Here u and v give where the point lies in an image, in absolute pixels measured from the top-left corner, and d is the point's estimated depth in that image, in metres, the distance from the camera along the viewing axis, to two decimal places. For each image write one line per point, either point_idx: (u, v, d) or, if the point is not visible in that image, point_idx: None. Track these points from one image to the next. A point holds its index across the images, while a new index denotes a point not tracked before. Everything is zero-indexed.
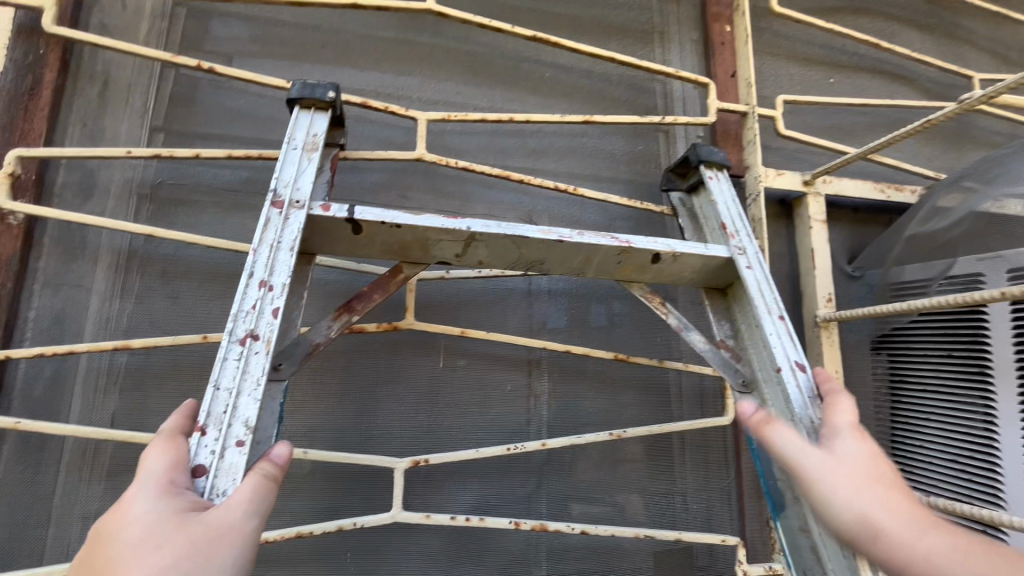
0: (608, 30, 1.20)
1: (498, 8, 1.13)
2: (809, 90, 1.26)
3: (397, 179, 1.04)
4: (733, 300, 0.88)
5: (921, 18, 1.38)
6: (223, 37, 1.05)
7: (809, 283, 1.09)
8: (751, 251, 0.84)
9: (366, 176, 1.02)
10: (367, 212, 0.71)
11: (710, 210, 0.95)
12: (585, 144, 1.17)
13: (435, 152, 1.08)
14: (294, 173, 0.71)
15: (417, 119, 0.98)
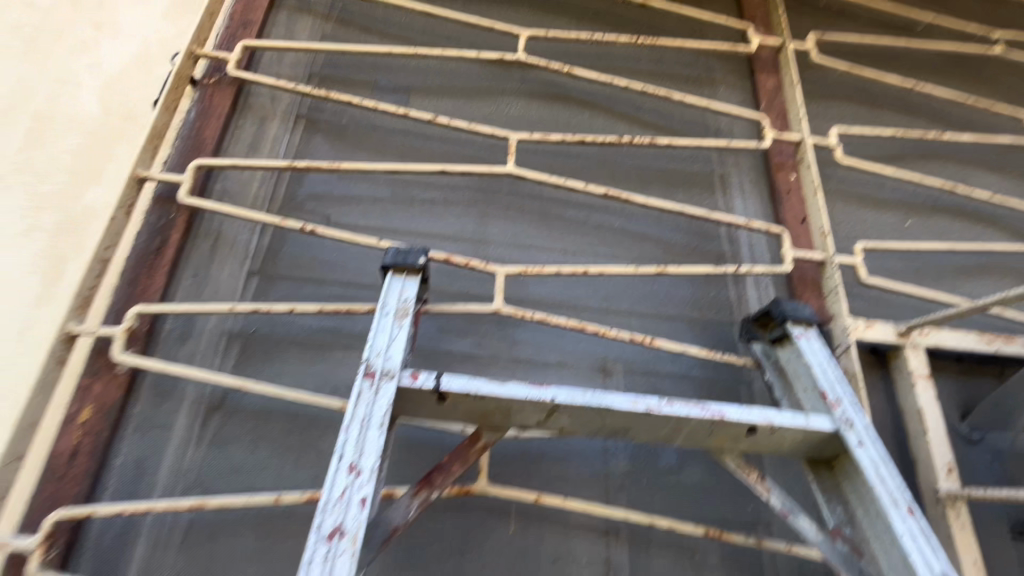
0: (674, 181, 1.26)
1: (570, 166, 1.21)
2: (886, 234, 1.23)
3: (471, 326, 1.06)
4: (843, 478, 0.78)
5: (993, 160, 1.37)
6: (323, 196, 1.16)
7: (921, 447, 0.97)
8: (861, 425, 0.76)
9: (442, 324, 1.05)
10: (454, 382, 0.71)
11: (801, 369, 0.90)
12: (657, 289, 1.16)
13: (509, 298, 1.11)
14: (386, 341, 0.73)
15: (495, 273, 1.01)
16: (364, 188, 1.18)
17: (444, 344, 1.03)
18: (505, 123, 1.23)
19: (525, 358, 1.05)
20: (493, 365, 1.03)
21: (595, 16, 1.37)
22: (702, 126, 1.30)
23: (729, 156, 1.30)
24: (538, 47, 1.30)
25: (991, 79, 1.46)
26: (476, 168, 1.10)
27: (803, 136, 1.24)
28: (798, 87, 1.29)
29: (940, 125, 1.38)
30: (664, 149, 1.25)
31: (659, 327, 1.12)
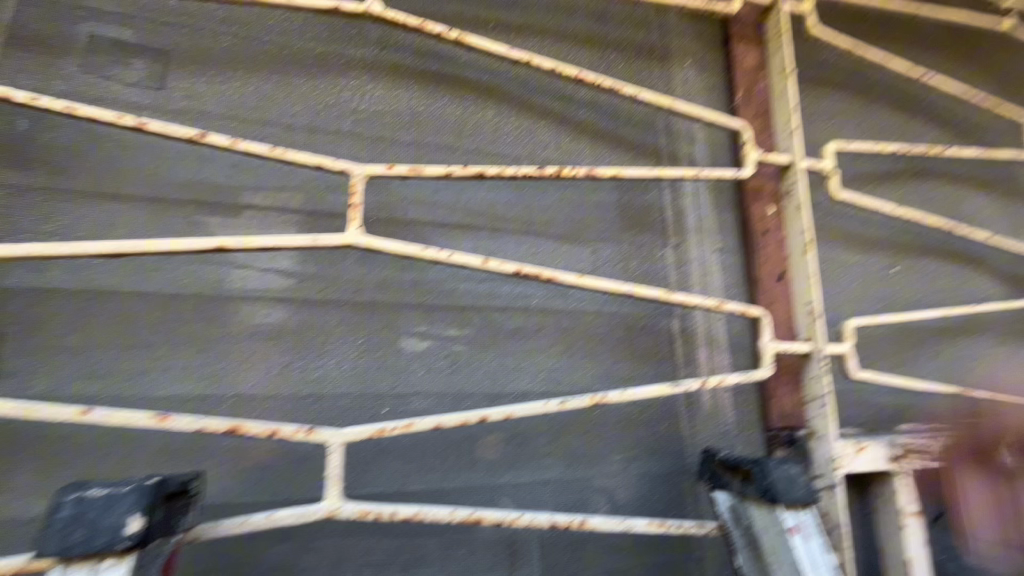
0: (625, 192, 0.94)
1: (483, 147, 0.85)
2: (875, 293, 1.00)
3: (382, 363, 0.76)
4: (758, 533, 0.70)
5: (988, 177, 1.17)
6: (54, 186, 0.70)
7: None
8: (812, 548, 0.66)
9: (343, 361, 0.75)
10: (348, 504, 0.61)
11: (770, 539, 0.68)
12: (603, 347, 0.86)
13: (392, 357, 0.76)
14: (82, 533, 0.42)
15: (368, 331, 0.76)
16: (169, 72, 0.73)
17: (348, 395, 0.74)
18: (382, 38, 0.82)
19: (450, 434, 0.75)
20: (413, 455, 0.73)
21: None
22: (662, 123, 0.96)
23: (703, 129, 0.98)
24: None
25: (991, 59, 1.26)
26: (367, 103, 0.81)
27: (794, 157, 0.94)
28: (786, 65, 0.97)
29: (948, 132, 1.16)
30: (606, 147, 0.91)
31: (634, 373, 0.88)
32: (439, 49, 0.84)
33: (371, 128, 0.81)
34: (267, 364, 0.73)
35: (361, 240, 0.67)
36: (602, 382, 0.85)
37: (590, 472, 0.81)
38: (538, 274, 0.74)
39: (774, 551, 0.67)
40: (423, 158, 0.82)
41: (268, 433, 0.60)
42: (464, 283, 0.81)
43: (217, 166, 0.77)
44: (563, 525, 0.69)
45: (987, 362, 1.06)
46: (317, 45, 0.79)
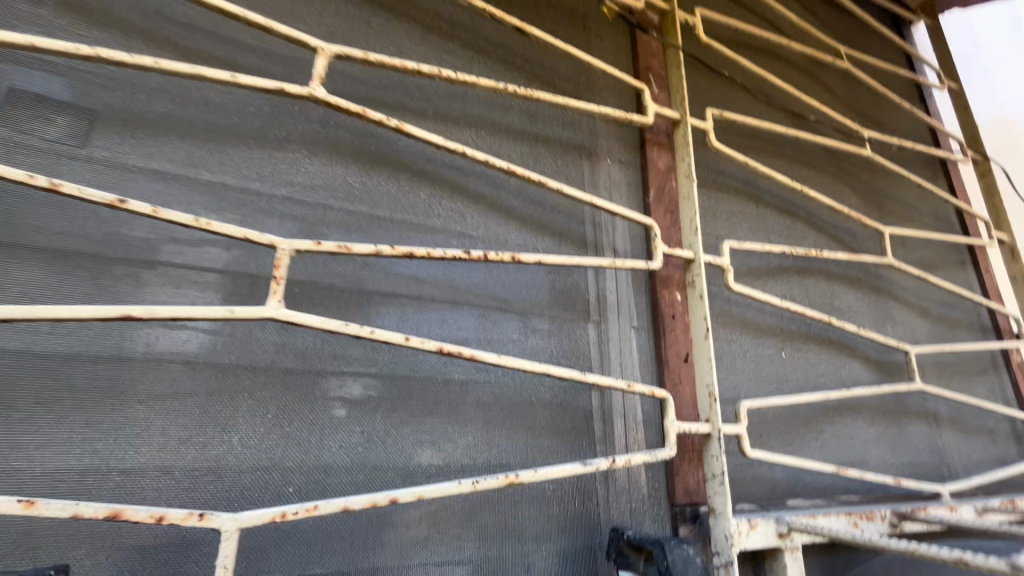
0: (548, 273, 1.00)
1: (415, 225, 0.89)
2: (767, 377, 1.11)
3: (292, 439, 0.73)
4: None
5: (857, 276, 1.37)
6: None
7: None
8: None
9: (250, 437, 0.71)
10: None
11: None
12: (523, 424, 0.89)
13: (307, 434, 0.74)
14: None
15: (283, 404, 0.74)
16: (94, 130, 0.72)
17: (251, 474, 0.70)
18: (324, 117, 0.86)
19: (359, 515, 0.73)
20: (316, 539, 0.70)
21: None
22: (584, 213, 1.05)
23: (622, 221, 1.08)
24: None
25: (856, 178, 1.51)
26: (304, 176, 0.83)
27: (696, 253, 1.05)
28: (691, 172, 1.11)
29: (824, 236, 1.35)
30: (532, 232, 0.99)
31: (551, 450, 0.90)
32: (379, 132, 0.89)
33: (304, 200, 0.83)
34: (163, 441, 0.67)
35: (281, 314, 0.67)
36: (518, 459, 0.87)
37: (501, 553, 0.81)
38: (459, 353, 0.77)
39: None
40: (355, 232, 0.85)
41: (153, 519, 0.55)
42: (385, 356, 0.81)
43: (135, 226, 0.75)
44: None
45: (860, 441, 1.19)
46: (258, 120, 0.82)
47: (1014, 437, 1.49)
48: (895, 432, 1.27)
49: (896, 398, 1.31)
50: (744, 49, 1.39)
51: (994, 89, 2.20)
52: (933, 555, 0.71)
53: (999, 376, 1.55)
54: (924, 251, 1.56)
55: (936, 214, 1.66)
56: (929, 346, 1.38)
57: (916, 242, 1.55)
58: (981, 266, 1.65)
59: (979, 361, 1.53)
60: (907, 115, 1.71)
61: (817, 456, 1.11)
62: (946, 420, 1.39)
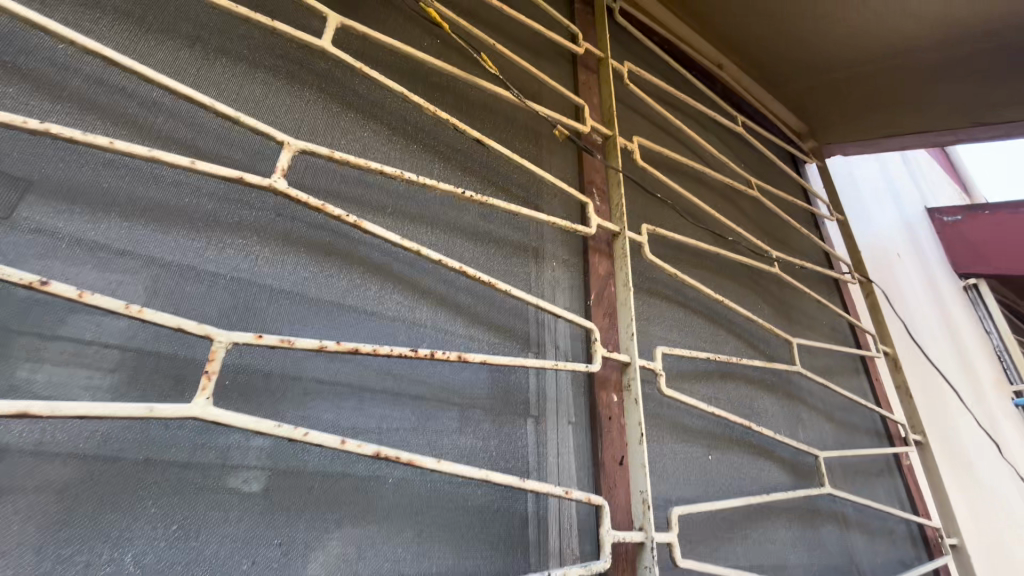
0: (492, 369, 1.01)
1: (362, 317, 0.88)
2: (696, 481, 1.15)
3: (196, 555, 0.65)
4: None
5: (771, 382, 1.49)
6: None
7: None
8: None
9: (145, 555, 0.62)
10: None
11: None
12: (457, 532, 0.84)
13: (215, 549, 0.66)
14: None
15: (192, 511, 0.66)
16: (24, 201, 0.68)
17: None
18: (281, 206, 0.87)
19: None
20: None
21: (476, 107, 1.21)
22: (529, 313, 1.10)
23: (564, 322, 1.13)
24: (388, 104, 1.06)
25: (767, 291, 1.69)
26: (251, 262, 0.82)
27: (631, 357, 1.11)
28: (629, 281, 1.20)
29: (743, 342, 1.48)
30: (478, 328, 1.01)
31: (484, 561, 0.85)
32: (335, 224, 0.91)
33: (248, 286, 0.80)
34: (35, 561, 0.57)
35: (208, 413, 0.62)
36: (449, 572, 0.82)
37: None
38: (397, 457, 0.73)
39: None
40: (298, 322, 0.82)
41: None
42: (315, 457, 0.76)
43: (51, 302, 0.69)
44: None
45: (781, 546, 1.24)
46: (210, 203, 0.81)
47: (911, 540, 1.60)
48: (811, 536, 1.33)
49: (810, 501, 1.39)
50: (674, 174, 1.59)
51: (869, 222, 2.60)
52: None
53: (894, 479, 1.69)
54: (825, 360, 1.74)
55: (834, 326, 1.88)
56: (835, 451, 1.50)
57: (819, 351, 1.73)
58: (872, 375, 1.86)
59: (877, 464, 1.67)
60: (806, 239, 1.99)
61: (743, 564, 1.14)
62: (853, 523, 1.47)
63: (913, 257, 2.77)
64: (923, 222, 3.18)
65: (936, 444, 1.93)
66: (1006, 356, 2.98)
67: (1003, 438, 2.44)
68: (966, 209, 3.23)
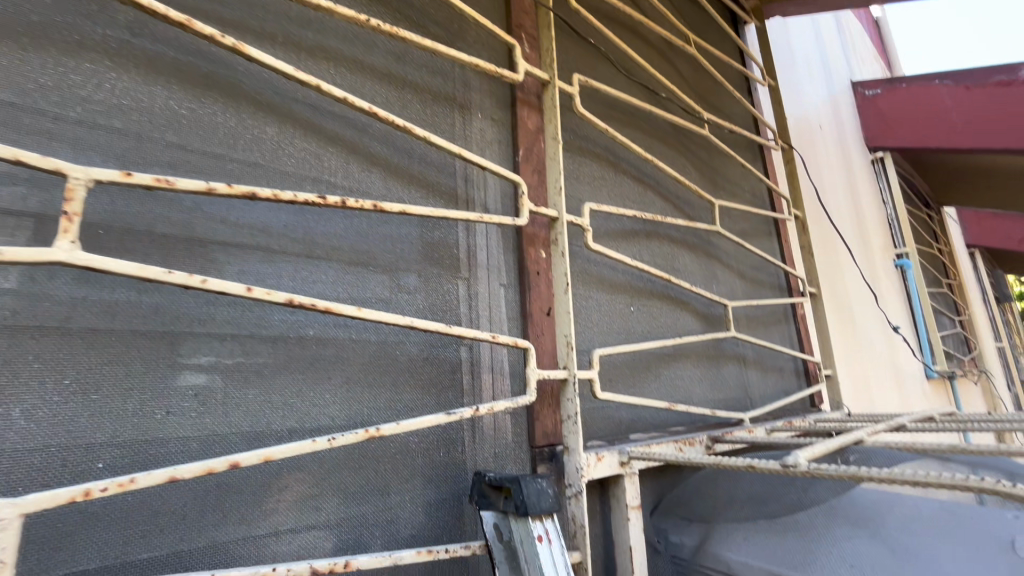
0: (415, 225, 0.97)
1: (260, 165, 0.79)
2: (617, 329, 1.23)
3: (101, 408, 0.62)
4: (518, 547, 0.78)
5: (692, 241, 1.57)
6: None
7: (624, 564, 1.00)
8: (555, 540, 0.77)
9: (38, 409, 0.58)
10: None
11: (526, 558, 0.75)
12: (387, 379, 0.86)
13: (123, 403, 0.63)
14: None
15: (86, 367, 0.62)
16: None
17: (43, 453, 0.58)
18: (135, 24, 0.71)
19: (191, 485, 0.65)
20: (137, 516, 0.61)
21: None
22: (455, 168, 1.03)
23: (491, 178, 1.08)
24: None
25: (696, 154, 1.71)
26: (108, 93, 0.68)
27: (559, 212, 1.10)
28: (558, 134, 1.14)
29: (669, 203, 1.52)
30: (397, 180, 0.94)
31: (417, 403, 0.89)
32: (213, 53, 0.77)
33: (109, 123, 0.68)
34: None
35: (77, 258, 0.55)
36: (383, 414, 0.85)
37: (362, 509, 0.79)
38: (312, 306, 0.71)
39: (526, 561, 0.75)
40: (182, 167, 0.72)
41: None
42: (223, 311, 0.72)
43: None
44: (325, 570, 0.65)
45: (688, 381, 1.40)
46: (34, 14, 0.64)
47: (795, 373, 1.87)
48: (714, 372, 1.51)
49: (716, 344, 1.56)
50: (609, 22, 1.46)
51: (798, 92, 2.62)
52: (736, 464, 0.87)
53: (789, 326, 1.92)
54: (742, 222, 1.84)
55: (754, 191, 1.96)
56: (741, 301, 1.65)
57: (736, 213, 1.82)
58: (782, 237, 2.00)
59: (776, 313, 1.88)
60: (737, 104, 1.98)
61: (655, 395, 1.28)
62: (751, 361, 1.69)
63: (832, 129, 2.87)
64: (846, 95, 3.26)
65: (828, 297, 2.19)
66: (896, 224, 3.31)
67: (881, 292, 2.80)
68: (886, 81, 3.32)
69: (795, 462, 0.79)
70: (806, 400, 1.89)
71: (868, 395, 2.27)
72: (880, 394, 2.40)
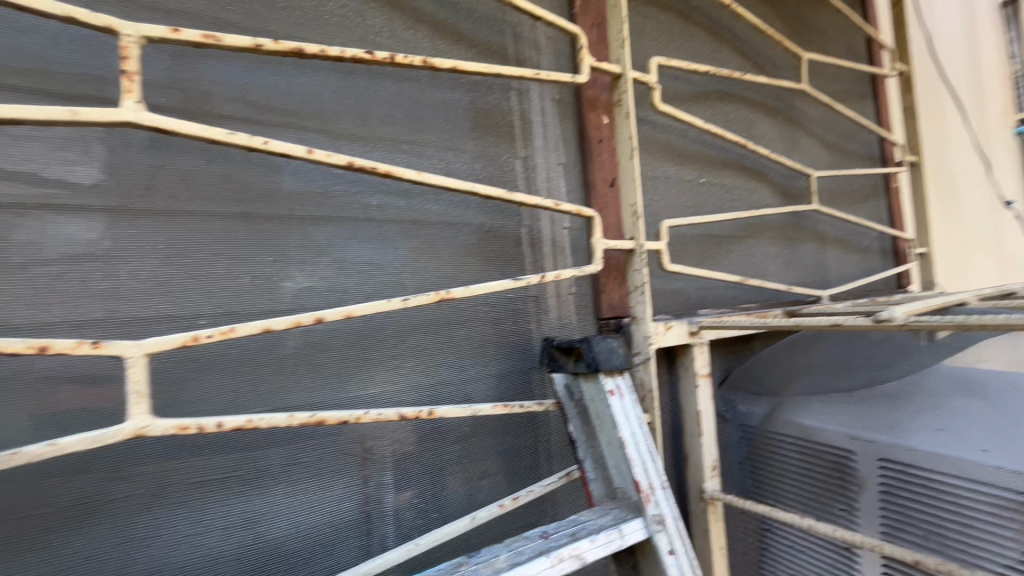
0: (467, 89, 0.91)
1: (302, 25, 0.74)
2: (687, 201, 1.15)
3: (195, 273, 0.67)
4: (589, 403, 0.80)
5: (772, 103, 1.39)
6: None
7: (691, 428, 1.02)
8: (627, 395, 0.78)
9: (141, 272, 0.64)
10: (160, 420, 0.54)
11: (598, 411, 0.78)
12: (452, 251, 0.86)
13: (212, 268, 0.68)
14: None
15: (175, 234, 0.66)
16: None
17: (154, 311, 0.64)
18: None
19: (284, 343, 0.70)
20: (242, 365, 0.67)
21: None
22: (506, 23, 0.94)
23: (545, 34, 0.98)
24: None
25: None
26: None
27: (623, 68, 0.99)
28: None
29: (747, 59, 1.33)
30: (444, 38, 0.86)
31: (483, 275, 0.89)
32: None
33: None
34: (33, 279, 0.59)
35: (144, 119, 0.55)
36: (451, 283, 0.86)
37: (439, 370, 0.83)
38: (373, 169, 0.69)
39: (599, 414, 0.78)
40: (227, 29, 0.69)
41: (35, 349, 0.49)
42: (289, 181, 0.73)
43: None
44: (411, 417, 0.70)
45: (762, 257, 1.32)
46: None
47: (883, 251, 1.72)
48: (791, 249, 1.41)
49: (795, 219, 1.43)
50: None
51: None
52: (819, 323, 0.83)
53: (880, 200, 1.73)
54: (833, 80, 1.60)
55: (850, 43, 1.68)
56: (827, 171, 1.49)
57: (826, 70, 1.58)
58: (881, 97, 1.73)
59: (866, 187, 1.69)
60: None
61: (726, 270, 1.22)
62: (833, 238, 1.55)
63: None
64: None
65: (928, 167, 1.93)
66: None
67: (994, 162, 2.44)
68: None
69: (891, 315, 0.74)
70: (892, 280, 1.74)
71: (964, 276, 2.07)
72: (980, 275, 2.18)
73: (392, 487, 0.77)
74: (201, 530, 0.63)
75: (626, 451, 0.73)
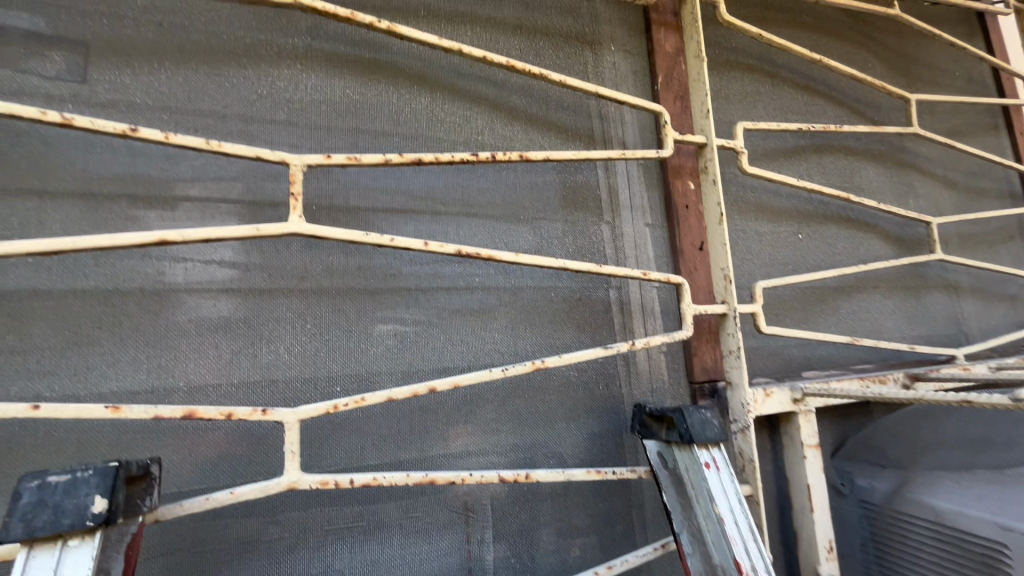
0: (557, 170, 1.00)
1: (419, 133, 0.88)
2: (783, 259, 1.12)
3: (332, 346, 0.80)
4: (683, 472, 0.80)
5: (878, 150, 1.32)
6: None
7: (801, 502, 0.96)
8: (724, 468, 0.77)
9: (294, 346, 0.78)
10: (308, 475, 0.65)
11: (694, 483, 0.77)
12: (546, 319, 0.93)
13: (346, 341, 0.80)
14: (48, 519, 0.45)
15: (319, 314, 0.80)
16: (94, 65, 0.72)
17: (302, 377, 0.78)
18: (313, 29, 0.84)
19: (401, 406, 0.80)
20: (366, 426, 0.78)
21: None
22: (592, 108, 1.02)
23: (629, 113, 1.05)
24: None
25: (881, 43, 1.40)
26: (303, 92, 0.82)
27: (708, 138, 1.02)
28: (701, 51, 1.04)
29: (845, 109, 1.29)
30: (537, 128, 0.97)
31: (575, 341, 0.94)
32: (372, 40, 0.87)
33: (308, 117, 0.82)
34: (218, 352, 0.75)
35: (304, 228, 0.69)
36: (545, 350, 0.92)
37: (534, 433, 0.88)
38: (478, 254, 0.79)
39: (694, 485, 0.77)
40: (361, 144, 0.84)
41: (224, 415, 0.62)
42: (407, 265, 0.85)
43: (151, 157, 0.76)
44: (510, 480, 0.76)
45: (877, 313, 1.22)
46: (248, 38, 0.80)
47: None
48: (913, 303, 1.29)
49: (915, 270, 1.31)
50: None
51: None
52: (943, 397, 0.76)
53: None
54: (953, 117, 1.48)
55: (970, 75, 1.55)
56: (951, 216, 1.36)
57: (942, 108, 1.47)
58: (1016, 129, 1.56)
59: (1006, 228, 1.50)
60: None
61: (834, 329, 1.15)
62: (966, 288, 1.39)
63: None
64: None
65: None
66: None
67: None
68: None
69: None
70: None
71: None
72: None
73: (492, 544, 0.82)
74: (332, 572, 0.73)
75: (725, 527, 0.71)
